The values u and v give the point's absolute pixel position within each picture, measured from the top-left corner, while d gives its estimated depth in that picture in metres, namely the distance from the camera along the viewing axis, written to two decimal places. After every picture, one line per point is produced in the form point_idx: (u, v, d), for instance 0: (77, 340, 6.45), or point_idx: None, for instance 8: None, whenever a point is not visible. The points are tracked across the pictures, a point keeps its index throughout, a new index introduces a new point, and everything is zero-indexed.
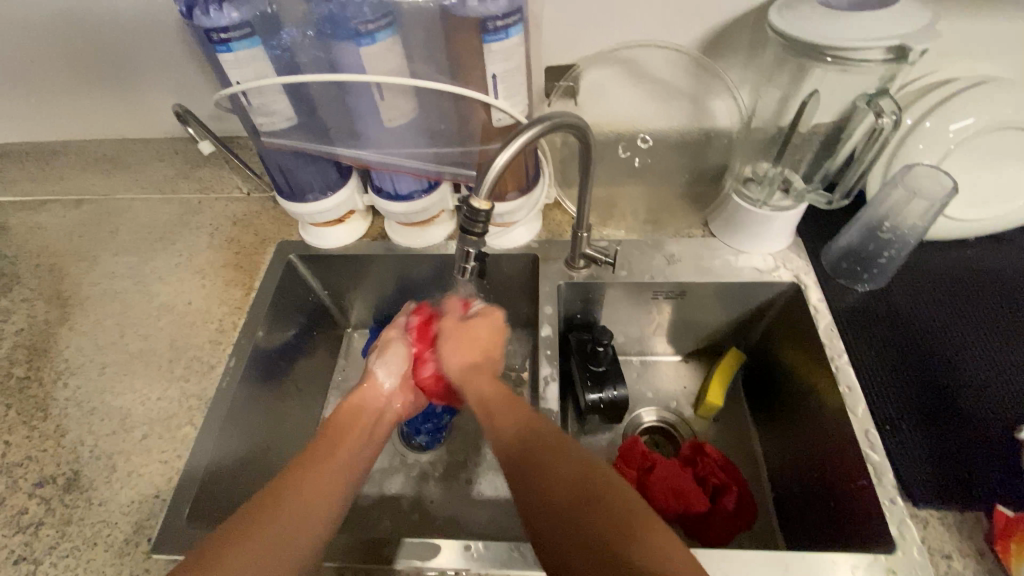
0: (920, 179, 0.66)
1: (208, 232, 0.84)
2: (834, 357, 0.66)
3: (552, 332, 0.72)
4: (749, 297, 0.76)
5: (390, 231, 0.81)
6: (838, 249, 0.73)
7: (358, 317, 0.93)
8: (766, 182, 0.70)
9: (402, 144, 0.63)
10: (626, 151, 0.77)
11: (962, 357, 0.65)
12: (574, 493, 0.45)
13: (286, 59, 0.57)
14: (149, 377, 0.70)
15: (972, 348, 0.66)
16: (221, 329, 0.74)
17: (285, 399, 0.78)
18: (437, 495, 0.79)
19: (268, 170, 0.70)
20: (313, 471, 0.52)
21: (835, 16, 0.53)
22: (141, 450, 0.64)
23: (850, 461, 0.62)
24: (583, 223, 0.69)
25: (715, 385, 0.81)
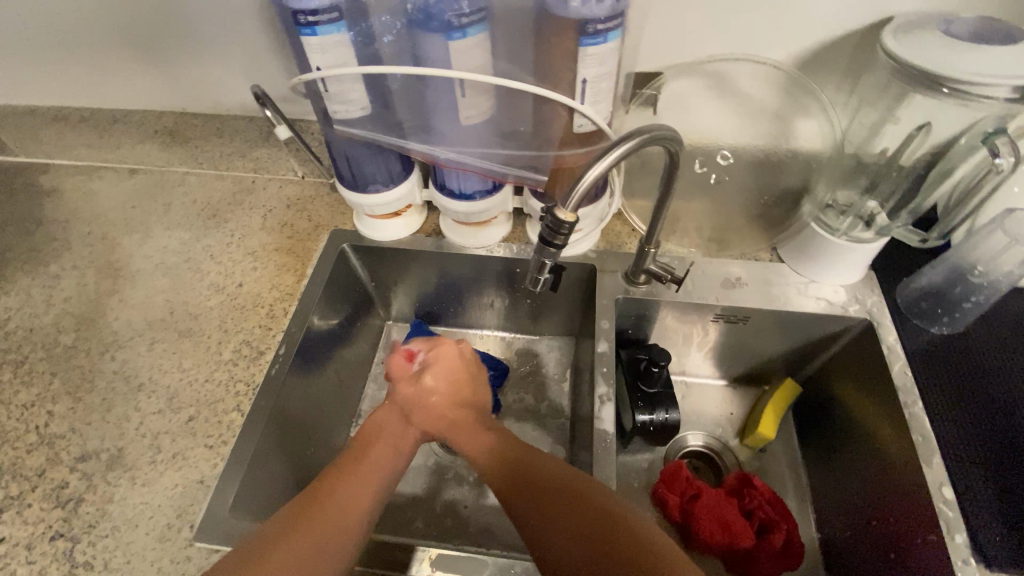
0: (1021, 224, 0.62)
1: (262, 214, 0.83)
2: (908, 403, 0.63)
3: (609, 348, 0.70)
4: (814, 329, 0.73)
5: (445, 228, 0.79)
6: (916, 287, 0.70)
7: (400, 311, 0.91)
8: (850, 210, 0.67)
9: (475, 144, 0.61)
10: (703, 166, 0.74)
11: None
12: (579, 507, 0.49)
13: (367, 48, 0.55)
14: (197, 358, 0.69)
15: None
16: (271, 314, 0.73)
17: (326, 389, 0.77)
18: (470, 501, 0.77)
19: (334, 157, 0.68)
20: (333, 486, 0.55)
21: (958, 47, 0.50)
22: (186, 433, 0.63)
23: (918, 514, 0.59)
24: (653, 239, 0.66)
25: (768, 416, 0.77)
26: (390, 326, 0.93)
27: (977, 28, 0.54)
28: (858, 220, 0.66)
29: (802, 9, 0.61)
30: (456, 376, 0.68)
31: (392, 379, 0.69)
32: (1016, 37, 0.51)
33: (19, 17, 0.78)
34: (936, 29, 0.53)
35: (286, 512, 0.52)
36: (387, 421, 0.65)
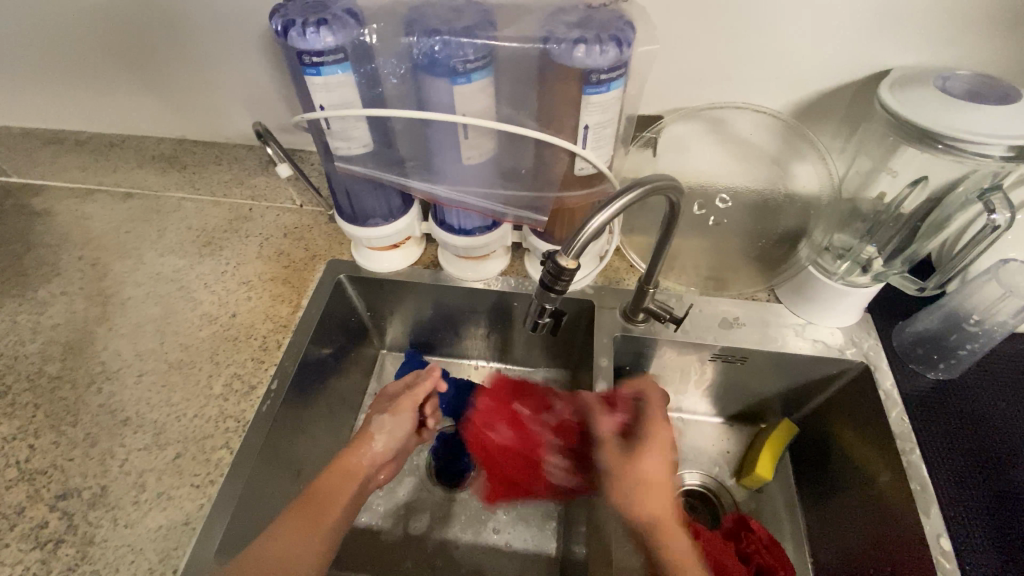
0: (1015, 275, 0.64)
1: (258, 242, 0.83)
2: (905, 450, 0.62)
3: (606, 388, 0.69)
4: (810, 371, 0.73)
5: (443, 261, 0.78)
6: (912, 332, 0.70)
7: (394, 341, 0.91)
8: (848, 254, 0.68)
9: (476, 184, 0.61)
10: (703, 209, 0.74)
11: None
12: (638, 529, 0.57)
13: (371, 88, 0.55)
14: (186, 392, 0.68)
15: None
16: (264, 347, 0.71)
17: (317, 423, 0.75)
18: (463, 540, 0.75)
19: (334, 191, 0.68)
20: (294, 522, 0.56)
21: (954, 106, 0.51)
22: (172, 471, 0.62)
23: (916, 565, 0.58)
24: (652, 279, 0.66)
25: (766, 457, 0.77)
26: (384, 356, 0.92)
27: (972, 85, 0.56)
28: (855, 265, 0.67)
29: (801, 59, 0.63)
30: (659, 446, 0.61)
31: (390, 411, 0.70)
32: (1010, 97, 0.53)
33: (22, 39, 0.78)
34: (931, 85, 0.55)
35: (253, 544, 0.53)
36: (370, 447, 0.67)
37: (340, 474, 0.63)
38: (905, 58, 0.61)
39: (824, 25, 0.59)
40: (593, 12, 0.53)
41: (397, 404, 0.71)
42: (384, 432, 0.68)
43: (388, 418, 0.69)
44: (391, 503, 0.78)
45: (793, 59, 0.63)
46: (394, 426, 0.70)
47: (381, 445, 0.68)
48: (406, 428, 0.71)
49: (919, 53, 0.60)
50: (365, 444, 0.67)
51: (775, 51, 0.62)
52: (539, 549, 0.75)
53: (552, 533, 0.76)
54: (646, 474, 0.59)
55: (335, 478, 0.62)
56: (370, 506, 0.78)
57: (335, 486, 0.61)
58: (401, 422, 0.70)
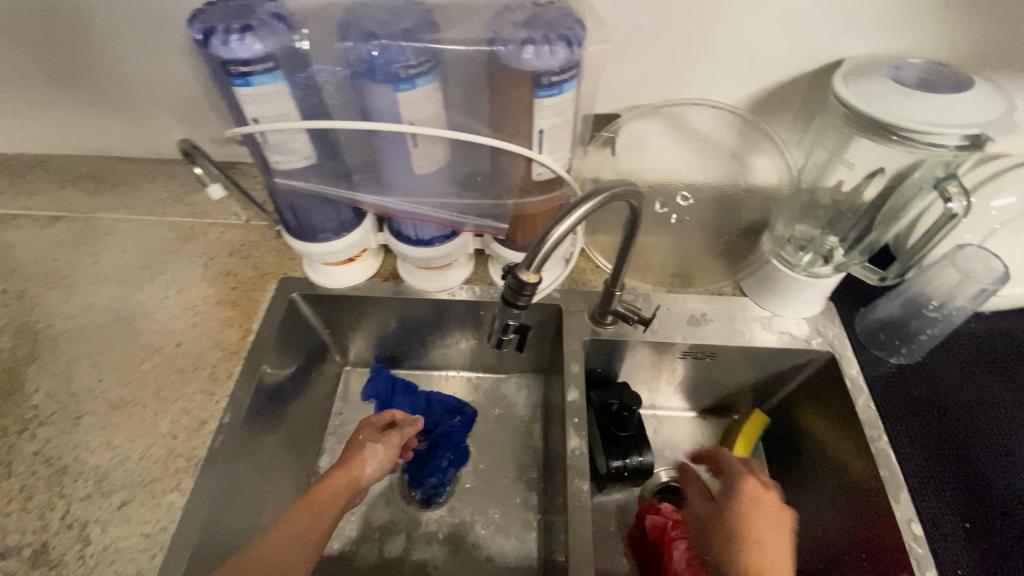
0: (970, 261, 0.65)
1: (203, 263, 0.77)
2: (874, 437, 0.63)
3: (579, 396, 0.67)
4: (778, 362, 0.73)
5: (403, 272, 0.75)
6: (876, 318, 0.71)
7: (358, 356, 0.87)
8: (810, 246, 0.68)
9: (430, 194, 0.57)
10: (664, 207, 0.73)
11: (1001, 447, 0.63)
12: None
13: (309, 98, 0.51)
14: (131, 432, 0.63)
15: (1009, 436, 0.64)
16: (213, 377, 0.67)
17: (279, 452, 0.71)
18: (442, 559, 0.73)
19: (278, 207, 0.64)
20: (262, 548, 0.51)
21: (908, 95, 0.51)
22: (120, 520, 0.57)
23: (889, 550, 0.59)
24: (619, 282, 0.64)
25: (739, 450, 0.77)
26: (348, 372, 0.88)
27: (924, 74, 0.56)
28: (817, 257, 0.67)
29: (755, 52, 0.62)
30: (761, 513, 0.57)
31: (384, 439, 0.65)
32: (961, 83, 0.53)
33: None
34: (885, 75, 0.54)
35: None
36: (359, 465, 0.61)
37: (325, 491, 0.57)
38: (857, 48, 0.60)
39: (776, 16, 0.58)
40: (541, 10, 0.50)
41: (390, 435, 0.66)
42: (375, 459, 0.63)
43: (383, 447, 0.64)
44: (364, 527, 0.75)
45: (747, 52, 0.62)
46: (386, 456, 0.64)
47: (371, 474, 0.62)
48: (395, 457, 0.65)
49: (869, 43, 0.60)
50: (354, 469, 0.61)
51: (728, 44, 0.61)
52: (520, 561, 0.73)
53: (532, 543, 0.74)
54: (749, 531, 0.55)
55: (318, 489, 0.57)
56: (342, 532, 0.75)
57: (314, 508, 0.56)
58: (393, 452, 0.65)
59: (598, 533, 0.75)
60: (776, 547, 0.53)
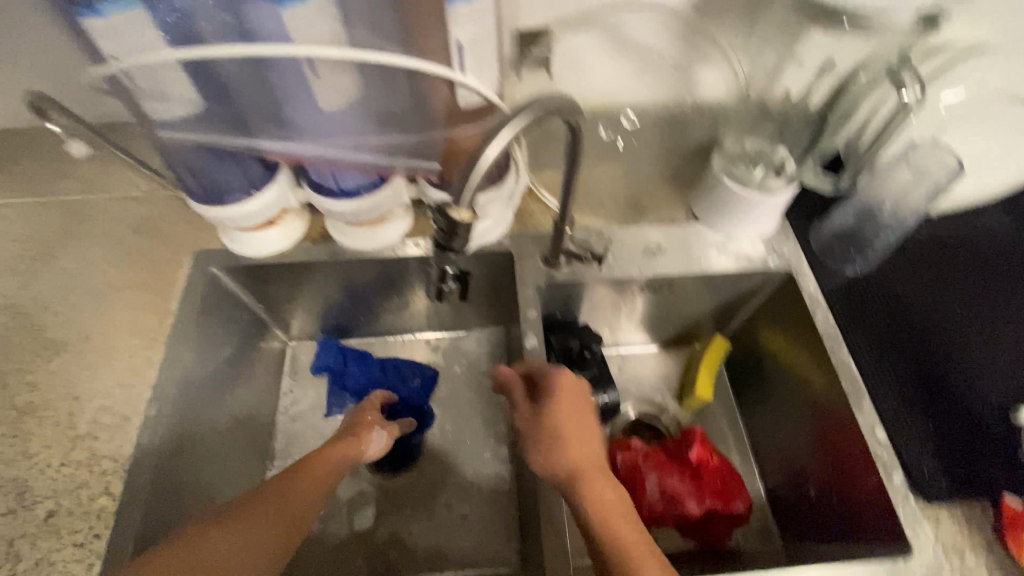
0: (925, 157, 0.67)
1: (105, 244, 0.68)
2: (835, 349, 0.63)
3: (538, 343, 0.64)
4: (737, 285, 0.71)
5: (331, 228, 0.67)
6: (829, 231, 0.70)
7: (302, 329, 0.81)
8: (760, 160, 0.65)
9: (345, 134, 0.51)
10: (609, 131, 0.71)
11: (958, 345, 0.63)
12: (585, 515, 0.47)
13: (177, 27, 0.43)
14: (44, 439, 0.56)
15: (964, 332, 0.64)
16: (133, 367, 0.60)
17: (224, 439, 0.66)
18: (415, 524, 0.71)
19: (172, 167, 0.56)
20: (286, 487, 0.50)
21: None
22: (45, 535, 0.51)
23: (853, 456, 0.59)
24: (567, 217, 0.60)
25: (704, 378, 0.76)
26: (294, 347, 0.82)
27: None
28: (770, 171, 0.64)
29: None
30: (576, 410, 0.53)
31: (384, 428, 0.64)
32: None
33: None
34: None
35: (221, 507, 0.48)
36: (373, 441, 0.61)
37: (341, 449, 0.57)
38: None
39: None
40: None
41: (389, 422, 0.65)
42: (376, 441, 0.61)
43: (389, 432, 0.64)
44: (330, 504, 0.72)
45: None
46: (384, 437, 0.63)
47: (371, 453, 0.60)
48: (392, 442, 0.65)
49: None
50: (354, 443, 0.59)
51: None
52: (496, 516, 0.71)
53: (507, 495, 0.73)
54: (560, 433, 0.50)
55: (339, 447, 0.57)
56: None
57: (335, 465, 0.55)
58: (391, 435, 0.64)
59: None
60: (585, 434, 0.51)
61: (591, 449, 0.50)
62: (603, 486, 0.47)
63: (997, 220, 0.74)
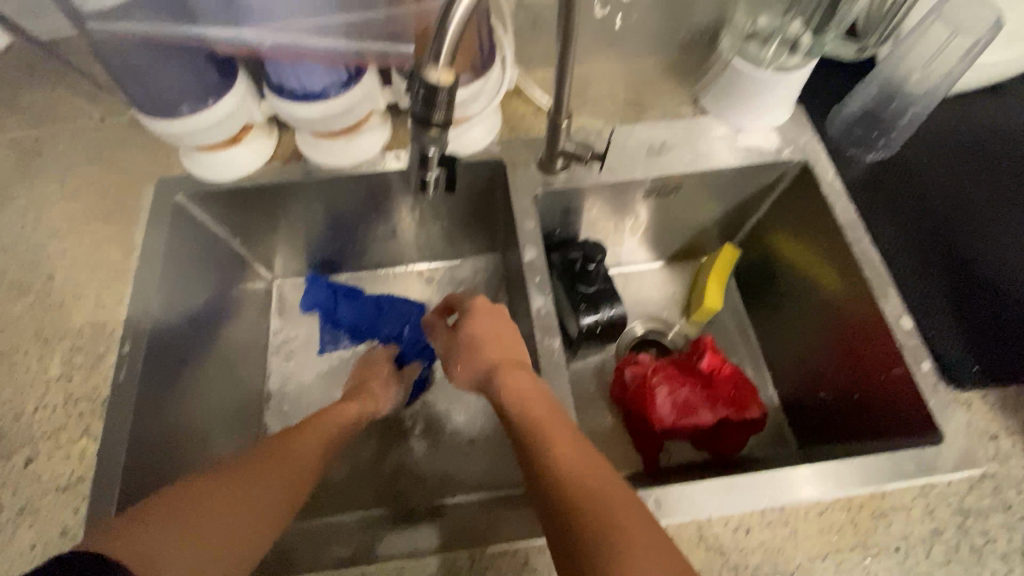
0: (961, 11, 0.56)
1: (57, 178, 0.62)
2: (856, 240, 0.58)
3: (538, 254, 0.59)
4: (748, 184, 0.66)
5: (303, 147, 0.62)
6: (848, 113, 0.64)
7: (287, 266, 0.76)
8: (773, 36, 0.59)
9: (301, 12, 0.46)
10: (606, 7, 0.62)
11: (987, 228, 0.59)
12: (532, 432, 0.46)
13: None
14: (15, 384, 0.52)
15: (995, 215, 0.59)
16: (102, 306, 0.55)
17: (213, 379, 0.63)
18: (422, 454, 0.68)
19: (115, 75, 0.49)
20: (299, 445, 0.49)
21: None
22: (28, 480, 0.49)
23: (876, 349, 0.56)
24: (563, 109, 0.53)
25: (714, 288, 0.72)
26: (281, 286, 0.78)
27: None
28: (782, 48, 0.58)
29: None
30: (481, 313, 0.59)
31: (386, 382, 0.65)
32: None
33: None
34: None
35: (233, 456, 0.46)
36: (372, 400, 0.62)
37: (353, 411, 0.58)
38: None
39: None
40: None
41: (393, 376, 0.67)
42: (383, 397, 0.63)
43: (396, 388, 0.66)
44: None
45: None
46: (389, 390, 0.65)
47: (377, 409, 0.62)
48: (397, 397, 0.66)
49: None
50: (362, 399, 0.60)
51: None
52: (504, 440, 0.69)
53: None
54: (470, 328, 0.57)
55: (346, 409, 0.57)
56: None
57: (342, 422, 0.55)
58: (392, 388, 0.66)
59: (581, 398, 0.72)
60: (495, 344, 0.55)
61: (504, 349, 0.54)
62: (523, 378, 0.49)
63: None
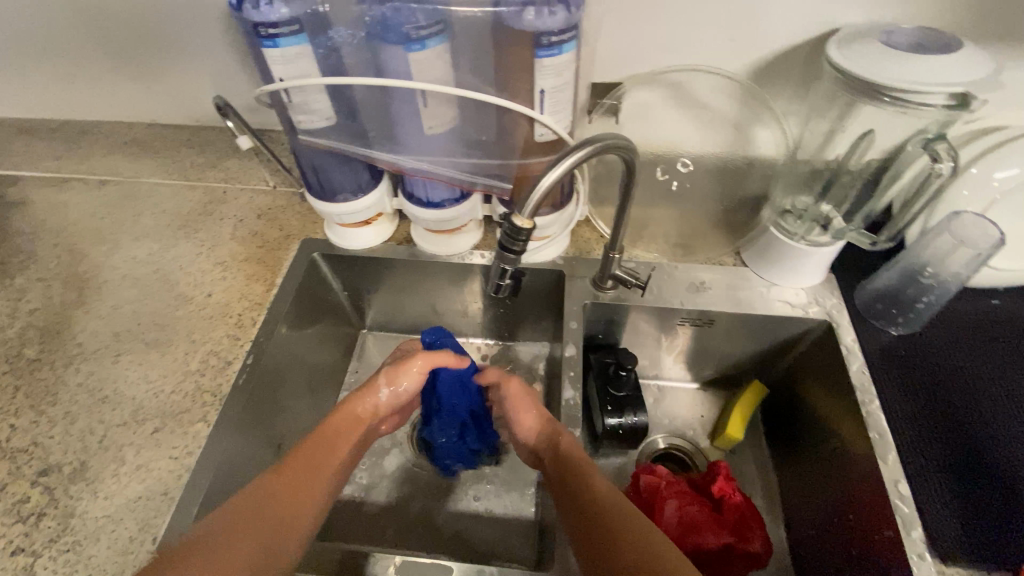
0: (964, 228, 0.66)
1: (232, 223, 0.84)
2: (865, 402, 0.65)
3: (576, 352, 0.70)
4: (776, 331, 0.75)
5: (416, 237, 0.80)
6: (873, 289, 0.72)
7: (374, 320, 0.92)
8: (806, 215, 0.69)
9: (440, 152, 0.62)
10: (666, 174, 0.76)
11: (1006, 430, 0.62)
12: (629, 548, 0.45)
13: (329, 60, 0.56)
14: (164, 369, 0.69)
15: (1014, 420, 0.63)
16: (239, 324, 0.73)
17: (297, 399, 0.77)
18: (444, 508, 0.76)
19: (302, 167, 0.69)
20: (305, 474, 0.53)
21: (894, 57, 0.54)
22: (151, 444, 0.63)
23: (876, 508, 0.60)
24: (617, 244, 0.67)
25: (735, 419, 0.79)
26: (364, 334, 0.93)
27: (916, 39, 0.58)
28: (815, 223, 0.68)
29: (761, 23, 0.63)
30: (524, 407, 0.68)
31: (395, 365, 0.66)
32: (951, 46, 0.55)
33: None
34: (877, 39, 0.57)
35: (254, 484, 0.51)
36: (369, 409, 0.64)
37: (346, 422, 0.61)
38: (854, 18, 0.61)
39: None
40: None
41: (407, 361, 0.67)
42: (388, 382, 0.65)
43: (398, 372, 0.66)
44: (372, 476, 0.79)
45: (745, 25, 0.63)
46: (402, 378, 0.66)
47: (385, 399, 0.65)
48: (410, 390, 0.67)
49: (868, 13, 0.61)
50: (368, 391, 0.64)
51: (726, 15, 0.63)
52: (520, 514, 0.75)
53: (531, 498, 0.76)
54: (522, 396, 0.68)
55: (345, 433, 0.60)
56: (352, 479, 0.78)
57: (332, 449, 0.57)
58: (408, 378, 0.66)
59: None
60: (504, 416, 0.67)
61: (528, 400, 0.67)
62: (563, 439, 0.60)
63: None
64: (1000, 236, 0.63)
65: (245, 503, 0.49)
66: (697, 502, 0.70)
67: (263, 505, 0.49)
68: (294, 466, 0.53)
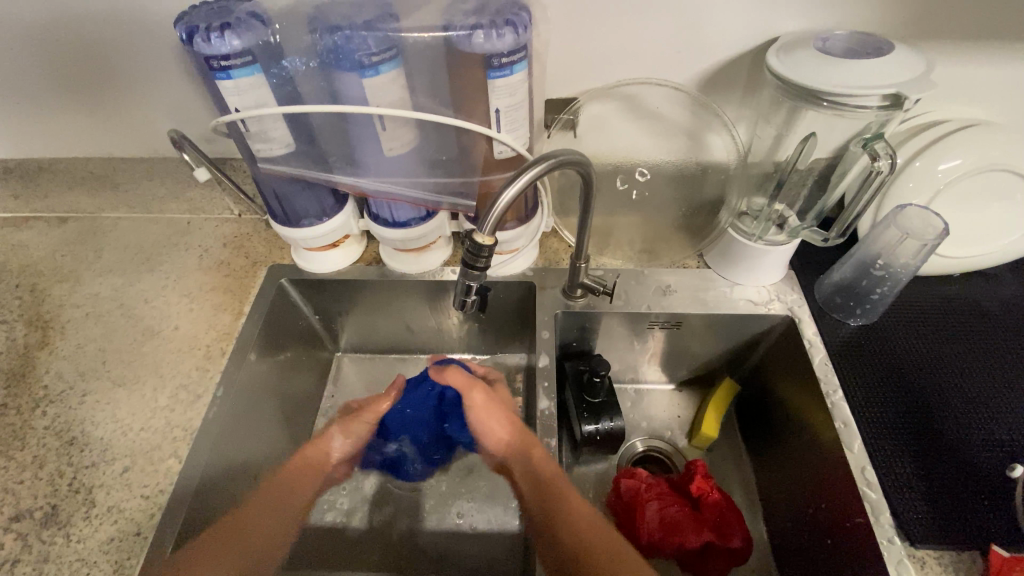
0: (912, 219, 0.68)
1: (198, 254, 0.83)
2: (830, 392, 0.67)
3: (549, 362, 0.71)
4: (743, 329, 0.77)
5: (385, 257, 0.80)
6: (831, 283, 0.75)
7: (349, 342, 0.91)
8: (762, 215, 0.72)
9: (401, 174, 0.62)
10: (625, 183, 0.77)
11: (966, 412, 0.64)
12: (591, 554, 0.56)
13: (285, 88, 0.56)
14: (132, 406, 0.67)
15: (971, 403, 0.65)
16: (209, 355, 0.72)
17: (273, 427, 0.76)
18: (428, 527, 0.76)
19: (264, 195, 0.69)
20: (267, 510, 0.67)
21: (829, 62, 0.56)
22: (122, 484, 0.61)
23: (846, 496, 0.62)
24: (582, 254, 0.69)
25: (710, 418, 0.80)
26: (340, 357, 0.92)
27: (849, 44, 0.61)
28: (771, 224, 0.71)
29: (703, 35, 0.66)
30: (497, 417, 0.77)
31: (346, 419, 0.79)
32: (881, 50, 0.58)
33: None
34: (813, 47, 0.60)
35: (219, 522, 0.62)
36: (321, 455, 0.76)
37: (303, 468, 0.74)
38: (790, 25, 0.64)
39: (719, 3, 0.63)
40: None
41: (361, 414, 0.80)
42: (342, 435, 0.78)
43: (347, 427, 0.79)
44: (355, 500, 0.78)
45: (689, 36, 0.66)
46: (351, 430, 0.79)
47: (339, 449, 0.77)
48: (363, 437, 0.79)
49: (803, 21, 0.64)
50: (325, 439, 0.77)
51: (670, 29, 0.65)
52: (505, 528, 0.75)
53: (515, 510, 0.76)
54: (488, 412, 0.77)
55: (301, 473, 0.73)
56: (333, 505, 0.77)
57: (288, 491, 0.70)
58: (358, 429, 0.79)
59: None
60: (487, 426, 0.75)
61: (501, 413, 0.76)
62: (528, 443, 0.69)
63: (1001, 286, 0.77)
64: (944, 224, 0.66)
65: (214, 532, 0.61)
66: (679, 502, 0.71)
67: (224, 537, 0.61)
68: (252, 507, 0.66)
